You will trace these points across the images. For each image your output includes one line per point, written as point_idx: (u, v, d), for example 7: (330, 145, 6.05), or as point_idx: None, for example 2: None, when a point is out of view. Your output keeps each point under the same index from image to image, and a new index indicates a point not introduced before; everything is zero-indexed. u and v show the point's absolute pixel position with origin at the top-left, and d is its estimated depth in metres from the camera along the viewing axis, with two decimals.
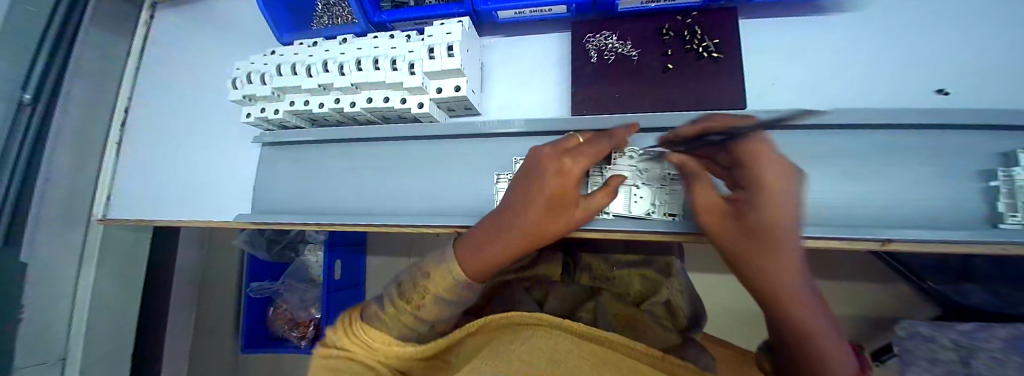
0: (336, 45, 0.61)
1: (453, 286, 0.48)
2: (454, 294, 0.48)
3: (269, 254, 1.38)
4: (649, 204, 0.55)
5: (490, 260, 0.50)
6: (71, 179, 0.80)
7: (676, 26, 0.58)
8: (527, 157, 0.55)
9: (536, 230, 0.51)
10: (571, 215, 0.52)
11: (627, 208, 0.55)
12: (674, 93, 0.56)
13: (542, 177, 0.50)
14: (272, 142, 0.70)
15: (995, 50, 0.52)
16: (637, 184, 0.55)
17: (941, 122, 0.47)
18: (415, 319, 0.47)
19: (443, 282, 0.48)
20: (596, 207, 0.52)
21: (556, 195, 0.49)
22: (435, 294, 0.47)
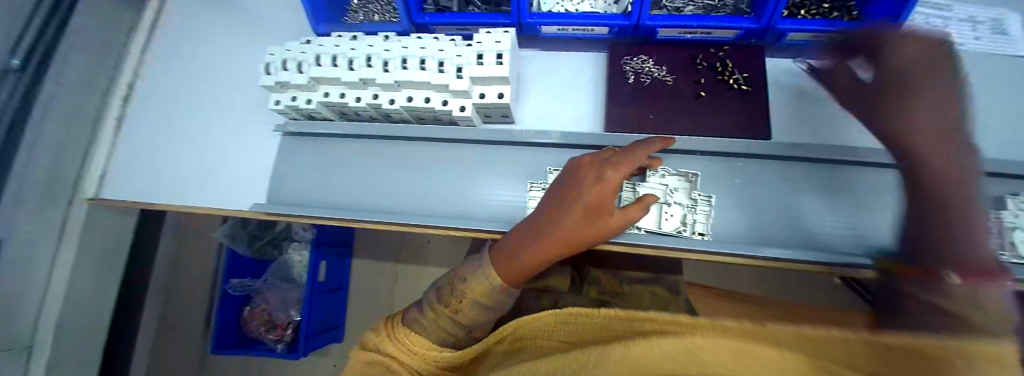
0: (380, 42, 0.61)
1: (487, 291, 0.50)
2: (491, 299, 0.50)
3: (251, 252, 1.30)
4: (680, 222, 0.57)
5: (530, 262, 0.50)
6: (56, 153, 0.74)
7: (708, 58, 0.63)
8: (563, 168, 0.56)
9: (571, 236, 0.50)
10: (607, 224, 0.51)
11: (657, 224, 0.57)
12: (706, 119, 0.60)
13: (580, 185, 0.51)
14: (296, 132, 0.69)
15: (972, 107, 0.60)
16: (668, 201, 0.58)
17: None
18: (452, 323, 0.49)
19: (481, 291, 0.49)
20: (629, 220, 0.51)
21: (593, 203, 0.49)
22: (473, 299, 0.49)
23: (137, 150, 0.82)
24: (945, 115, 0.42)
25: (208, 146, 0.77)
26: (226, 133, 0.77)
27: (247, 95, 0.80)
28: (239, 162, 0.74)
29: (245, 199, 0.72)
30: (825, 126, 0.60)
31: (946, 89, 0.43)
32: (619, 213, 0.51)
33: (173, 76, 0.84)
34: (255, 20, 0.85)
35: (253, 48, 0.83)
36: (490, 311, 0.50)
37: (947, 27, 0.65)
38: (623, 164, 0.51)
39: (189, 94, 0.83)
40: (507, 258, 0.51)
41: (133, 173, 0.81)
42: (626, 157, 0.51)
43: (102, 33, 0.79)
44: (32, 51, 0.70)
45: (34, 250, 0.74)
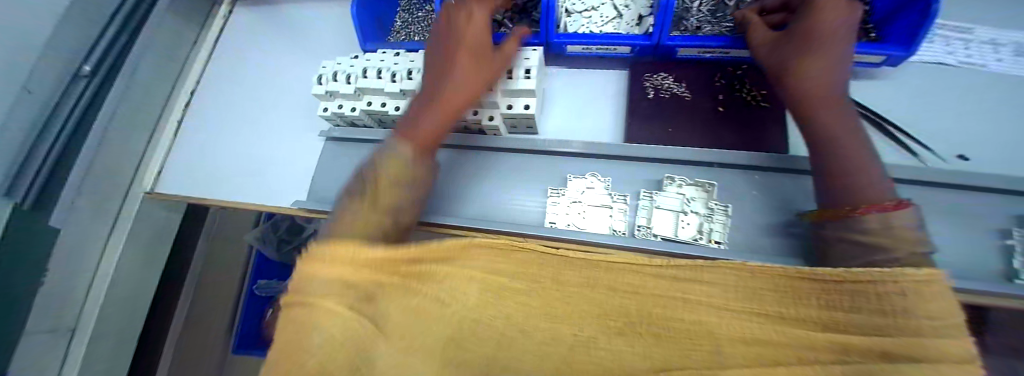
0: (420, 57, 0.68)
1: (403, 164, 0.47)
2: (406, 168, 0.47)
3: (278, 253, 1.34)
4: (696, 230, 0.58)
5: (435, 126, 0.53)
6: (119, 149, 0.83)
7: (727, 76, 0.66)
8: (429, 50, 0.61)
9: (458, 96, 0.55)
10: (491, 67, 0.57)
11: (673, 232, 0.59)
12: (723, 133, 0.62)
13: (451, 46, 0.57)
14: (338, 137, 0.75)
15: (998, 127, 0.60)
16: (685, 210, 0.59)
17: (957, 182, 0.54)
18: (378, 209, 0.42)
19: (396, 166, 0.47)
20: (509, 53, 0.59)
21: (468, 59, 0.55)
22: (389, 178, 0.45)
23: (192, 151, 0.91)
24: (831, 72, 0.48)
25: (256, 148, 0.85)
26: (273, 137, 0.85)
27: (293, 104, 0.88)
28: (282, 164, 0.81)
29: (285, 197, 0.78)
30: None
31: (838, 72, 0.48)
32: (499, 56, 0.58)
33: (231, 85, 0.95)
34: (306, 39, 0.95)
35: (303, 62, 0.93)
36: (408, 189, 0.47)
37: (968, 49, 0.67)
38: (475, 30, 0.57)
39: (243, 102, 0.92)
40: (412, 125, 0.52)
41: (185, 172, 0.89)
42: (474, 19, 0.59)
43: (167, 49, 0.92)
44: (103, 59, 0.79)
45: (93, 236, 0.82)
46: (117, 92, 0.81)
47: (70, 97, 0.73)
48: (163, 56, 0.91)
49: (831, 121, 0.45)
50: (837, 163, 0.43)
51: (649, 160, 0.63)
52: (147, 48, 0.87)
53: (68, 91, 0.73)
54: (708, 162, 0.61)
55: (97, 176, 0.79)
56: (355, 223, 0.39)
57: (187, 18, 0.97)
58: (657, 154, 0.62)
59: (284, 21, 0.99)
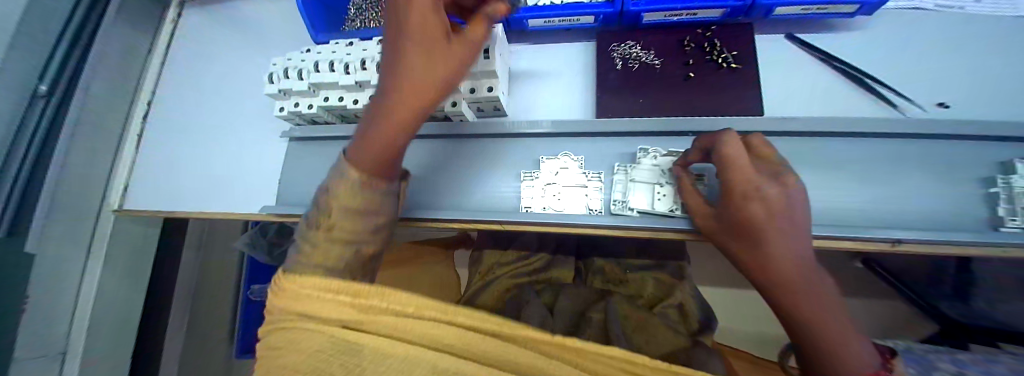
0: (373, 45, 0.64)
1: (353, 190, 0.39)
2: (359, 197, 0.39)
3: (269, 257, 1.32)
4: (673, 202, 0.56)
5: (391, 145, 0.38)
6: (84, 169, 0.79)
7: (696, 39, 0.63)
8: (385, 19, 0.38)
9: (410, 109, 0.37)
10: (450, 59, 0.35)
11: (649, 205, 0.56)
12: (695, 100, 0.60)
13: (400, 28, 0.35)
14: (301, 136, 0.72)
15: (981, 70, 0.58)
16: (661, 182, 0.57)
17: (942, 132, 0.52)
18: (334, 242, 0.39)
19: (346, 195, 0.39)
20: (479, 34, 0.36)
21: (423, 50, 0.34)
22: (343, 205, 0.39)
23: (156, 165, 0.87)
24: (774, 223, 0.34)
25: (220, 154, 0.82)
26: (238, 143, 0.82)
27: (255, 106, 0.84)
28: (249, 169, 0.78)
29: (255, 203, 0.76)
30: (818, 100, 0.60)
31: (780, 212, 0.34)
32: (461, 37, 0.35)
33: (190, 91, 0.90)
34: (261, 36, 0.90)
35: (261, 61, 0.88)
36: (370, 217, 0.40)
37: None
38: (399, 62, 0.35)
39: (204, 108, 0.88)
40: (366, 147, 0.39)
41: (152, 187, 0.86)
42: (405, 37, 0.34)
43: (121, 55, 0.85)
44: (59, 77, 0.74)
45: (68, 261, 0.79)
46: (77, 109, 0.77)
47: (33, 117, 0.70)
48: (121, 66, 0.85)
49: (791, 292, 0.32)
50: (805, 337, 0.32)
51: (621, 134, 0.60)
52: (99, 59, 0.80)
53: (27, 117, 0.69)
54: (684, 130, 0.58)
55: (64, 199, 0.76)
56: (319, 258, 0.38)
57: (139, 21, 0.89)
58: (627, 128, 0.59)
59: (237, 19, 0.93)
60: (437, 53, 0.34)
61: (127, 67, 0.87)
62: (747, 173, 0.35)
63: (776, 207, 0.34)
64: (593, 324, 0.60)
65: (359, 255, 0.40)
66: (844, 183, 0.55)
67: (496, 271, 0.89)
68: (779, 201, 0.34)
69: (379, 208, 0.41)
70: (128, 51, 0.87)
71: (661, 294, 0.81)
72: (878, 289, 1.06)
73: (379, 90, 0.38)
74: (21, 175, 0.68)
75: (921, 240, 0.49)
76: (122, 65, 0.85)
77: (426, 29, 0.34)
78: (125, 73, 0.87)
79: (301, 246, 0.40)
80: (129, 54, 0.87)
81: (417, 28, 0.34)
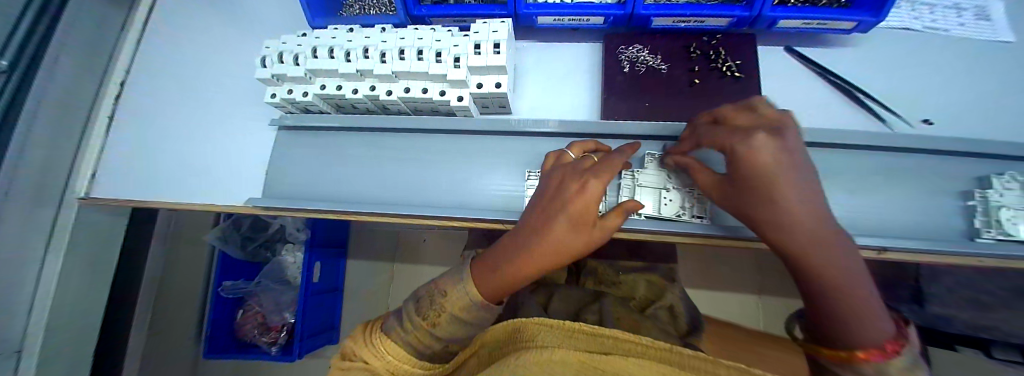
0: (376, 33, 0.61)
1: (466, 306, 0.38)
2: (469, 314, 0.38)
3: (242, 252, 1.25)
4: (679, 207, 0.57)
5: (511, 279, 0.39)
6: (46, 152, 0.72)
7: (701, 47, 0.65)
8: (546, 177, 0.49)
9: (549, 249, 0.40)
10: (587, 234, 0.42)
11: (656, 209, 0.57)
12: (699, 106, 0.60)
13: (565, 195, 0.42)
14: (292, 125, 0.68)
15: (959, 90, 0.62)
16: (667, 187, 0.58)
17: (931, 146, 0.54)
18: (430, 336, 0.38)
19: (458, 306, 0.38)
20: (607, 233, 0.43)
21: (576, 211, 0.41)
22: (452, 314, 0.37)
23: (125, 149, 0.80)
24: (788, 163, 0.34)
25: (199, 142, 0.77)
26: (223, 129, 0.77)
27: (242, 91, 0.79)
28: (233, 159, 0.74)
29: (240, 195, 0.71)
30: (815, 111, 0.62)
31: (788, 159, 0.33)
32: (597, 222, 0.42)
33: (170, 72, 0.83)
34: (251, 18, 0.85)
35: (251, 43, 0.83)
36: (470, 327, 0.39)
37: (933, 15, 0.68)
38: (546, 218, 0.42)
39: (186, 91, 0.82)
40: (487, 269, 0.40)
41: (122, 172, 0.80)
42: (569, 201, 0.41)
43: (92, 26, 0.78)
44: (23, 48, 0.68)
45: (26, 254, 0.72)
46: (41, 85, 0.70)
47: None
48: (93, 40, 0.79)
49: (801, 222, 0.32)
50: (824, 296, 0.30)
51: (629, 137, 0.60)
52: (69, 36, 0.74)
53: None
54: None
55: (23, 184, 0.69)
56: (410, 340, 0.38)
57: None
58: (634, 132, 0.59)
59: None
60: (575, 228, 0.41)
61: (99, 41, 0.80)
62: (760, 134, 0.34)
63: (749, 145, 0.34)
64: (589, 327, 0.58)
65: (446, 347, 0.40)
66: (838, 191, 0.57)
67: None
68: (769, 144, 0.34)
69: (481, 322, 0.40)
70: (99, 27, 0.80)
71: (652, 295, 0.80)
72: None
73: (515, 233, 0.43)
74: None
75: (908, 248, 0.51)
76: (89, 40, 0.78)
77: (582, 204, 0.41)
78: (95, 48, 0.80)
79: (402, 326, 0.39)
80: (102, 26, 0.81)
81: (578, 202, 0.41)
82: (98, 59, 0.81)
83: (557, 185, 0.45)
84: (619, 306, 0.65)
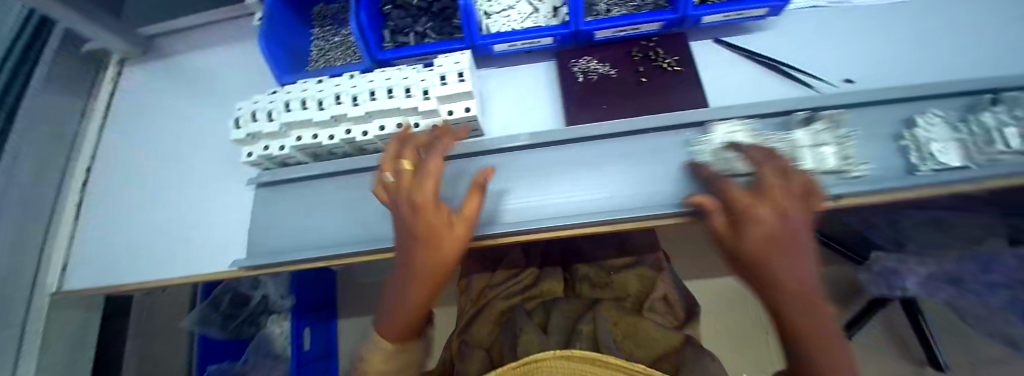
0: (346, 80, 0.65)
1: (384, 356, 0.51)
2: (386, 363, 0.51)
3: (224, 332, 1.16)
4: (833, 157, 0.58)
5: (414, 305, 0.49)
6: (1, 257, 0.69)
7: (643, 50, 0.72)
8: (383, 187, 0.49)
9: (431, 263, 0.46)
10: (446, 237, 0.45)
11: (822, 163, 0.57)
12: (651, 99, 0.67)
13: (402, 215, 0.45)
14: (271, 181, 0.69)
15: (865, 52, 0.72)
16: (821, 141, 0.59)
17: (855, 101, 0.61)
18: None
19: (380, 361, 0.51)
20: (467, 219, 0.47)
21: (424, 231, 0.44)
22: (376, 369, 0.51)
23: (93, 236, 0.78)
24: (772, 239, 0.41)
25: (172, 216, 0.75)
26: (199, 198, 0.76)
27: (215, 157, 0.79)
28: (209, 225, 0.72)
29: (218, 261, 0.69)
30: (751, 89, 0.69)
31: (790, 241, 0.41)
32: (454, 218, 0.46)
33: (135, 153, 0.84)
34: (217, 87, 0.87)
35: (218, 110, 0.85)
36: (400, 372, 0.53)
37: None
38: (406, 239, 0.46)
39: (158, 167, 0.81)
40: (389, 316, 0.51)
41: (90, 262, 0.77)
42: (415, 247, 0.45)
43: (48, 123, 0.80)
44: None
45: None
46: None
47: None
48: (46, 136, 0.80)
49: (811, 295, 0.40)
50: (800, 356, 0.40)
51: (596, 137, 0.64)
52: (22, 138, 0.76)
53: None
54: (660, 126, 0.63)
55: None
56: None
57: (74, 87, 0.88)
58: (599, 131, 0.63)
59: (187, 74, 0.91)
60: (427, 240, 0.45)
61: (59, 133, 0.82)
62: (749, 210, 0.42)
63: (763, 213, 0.41)
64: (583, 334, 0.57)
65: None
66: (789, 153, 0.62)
67: (488, 293, 0.87)
68: (760, 230, 0.41)
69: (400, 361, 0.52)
70: (54, 123, 0.82)
71: (645, 289, 0.80)
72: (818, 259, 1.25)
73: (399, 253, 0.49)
74: None
75: (860, 192, 0.56)
76: (44, 136, 0.79)
77: (424, 223, 0.44)
78: (51, 142, 0.81)
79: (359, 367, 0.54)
80: (61, 120, 0.83)
81: (420, 221, 0.44)
82: (58, 153, 0.82)
83: (403, 227, 0.46)
84: (614, 310, 0.67)
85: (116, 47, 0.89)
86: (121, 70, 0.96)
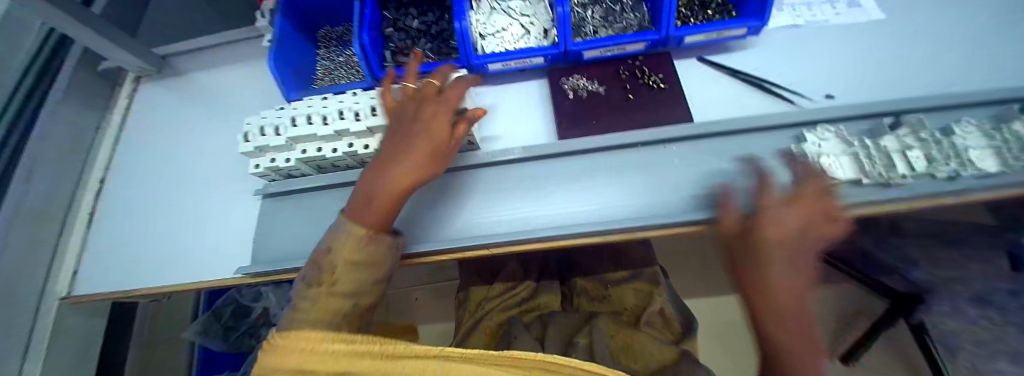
0: (348, 97, 0.69)
1: (357, 249, 0.46)
2: (358, 256, 0.46)
3: (225, 345, 1.19)
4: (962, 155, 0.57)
5: (399, 189, 0.48)
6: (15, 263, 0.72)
7: (629, 68, 0.76)
8: (403, 94, 0.56)
9: (428, 157, 0.49)
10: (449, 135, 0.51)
11: (946, 162, 0.57)
12: (638, 115, 0.70)
13: (419, 110, 0.51)
14: (276, 192, 0.73)
15: (843, 68, 0.75)
16: (944, 139, 0.59)
17: (831, 116, 0.65)
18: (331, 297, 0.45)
19: (351, 248, 0.46)
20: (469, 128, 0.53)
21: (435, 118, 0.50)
22: (343, 268, 0.45)
23: (104, 244, 0.82)
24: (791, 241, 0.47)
25: (181, 225, 0.79)
26: (208, 208, 0.79)
27: (224, 169, 0.84)
28: (215, 234, 0.76)
29: (224, 269, 0.72)
30: (734, 105, 0.73)
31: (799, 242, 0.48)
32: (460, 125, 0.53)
33: (149, 165, 0.89)
34: (227, 103, 0.92)
35: (227, 124, 0.89)
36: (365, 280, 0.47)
37: (811, 11, 0.84)
38: (413, 124, 0.50)
39: (170, 178, 0.85)
40: (368, 202, 0.48)
41: (100, 269, 0.79)
42: (410, 138, 0.49)
43: (66, 137, 0.85)
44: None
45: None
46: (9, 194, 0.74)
47: None
48: (63, 147, 0.84)
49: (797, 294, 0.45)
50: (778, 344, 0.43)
51: (585, 150, 0.67)
52: (38, 148, 0.80)
53: None
54: (645, 140, 0.66)
55: None
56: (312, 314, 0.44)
57: (91, 101, 0.93)
58: (587, 144, 0.67)
59: (199, 90, 0.96)
60: (434, 129, 0.49)
61: (74, 146, 0.87)
62: (774, 212, 0.49)
63: (785, 214, 0.48)
64: (580, 347, 0.59)
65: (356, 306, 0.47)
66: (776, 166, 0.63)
67: (485, 306, 0.88)
68: (800, 224, 0.48)
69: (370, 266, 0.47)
70: (71, 136, 0.87)
71: (642, 303, 0.82)
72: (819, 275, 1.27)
73: (394, 140, 0.51)
74: None
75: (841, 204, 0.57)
76: (62, 149, 0.84)
77: (439, 115, 0.50)
78: (68, 154, 0.85)
79: (295, 303, 0.46)
80: (78, 134, 0.88)
81: (435, 113, 0.50)
82: (73, 164, 0.86)
83: (395, 135, 0.51)
84: (611, 325, 0.68)
85: (132, 64, 0.95)
86: (137, 86, 1.01)
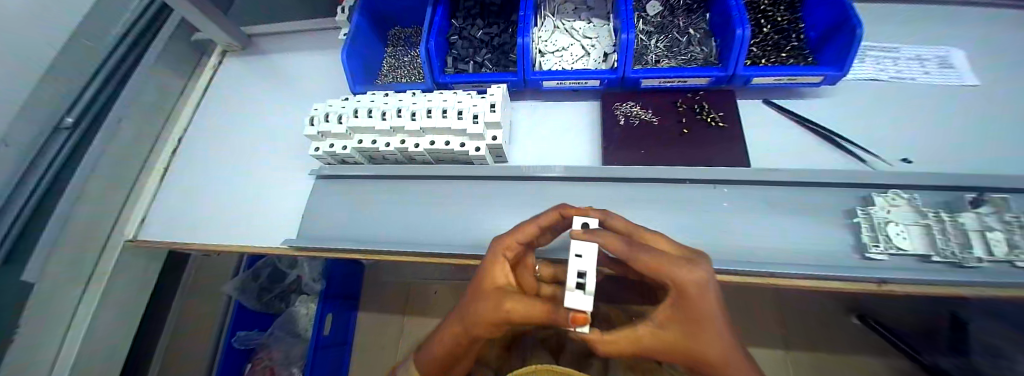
0: (408, 97, 0.73)
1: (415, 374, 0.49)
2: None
3: (259, 304, 1.27)
4: None
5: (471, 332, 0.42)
6: (98, 202, 0.82)
7: (687, 102, 0.74)
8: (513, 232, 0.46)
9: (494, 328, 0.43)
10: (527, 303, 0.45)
11: None
12: (690, 151, 0.68)
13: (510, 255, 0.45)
14: (330, 174, 0.78)
15: (930, 131, 0.68)
16: None
17: (912, 183, 0.59)
18: None
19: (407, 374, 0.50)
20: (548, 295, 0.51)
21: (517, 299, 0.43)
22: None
23: (175, 194, 0.92)
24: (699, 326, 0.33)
25: (242, 190, 0.87)
26: (267, 178, 0.87)
27: (287, 146, 0.91)
28: (271, 203, 0.82)
29: (272, 237, 0.78)
30: (797, 155, 0.68)
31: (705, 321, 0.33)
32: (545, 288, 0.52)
33: (224, 132, 0.98)
34: (298, 85, 1.01)
35: (295, 106, 0.97)
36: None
37: (897, 66, 0.78)
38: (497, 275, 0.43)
39: (239, 146, 0.94)
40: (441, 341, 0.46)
41: (167, 219, 0.89)
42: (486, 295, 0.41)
43: (153, 96, 0.96)
44: (89, 109, 0.86)
45: (68, 293, 0.79)
46: (101, 141, 0.84)
47: (53, 147, 0.80)
48: (150, 106, 0.96)
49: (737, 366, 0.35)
50: None
51: (630, 179, 0.66)
52: (131, 105, 0.91)
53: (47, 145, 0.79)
54: (694, 178, 0.64)
55: (70, 232, 0.78)
56: None
57: (179, 68, 1.05)
58: (633, 174, 0.65)
59: (275, 70, 1.06)
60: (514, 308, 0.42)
61: (158, 104, 0.99)
62: (689, 296, 0.32)
63: (696, 295, 0.32)
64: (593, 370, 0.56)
65: None
66: (839, 227, 0.58)
67: None
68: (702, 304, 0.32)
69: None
70: (157, 97, 0.98)
71: None
72: (875, 344, 0.99)
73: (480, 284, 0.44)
74: (38, 191, 0.77)
75: (907, 280, 0.52)
76: (151, 106, 0.96)
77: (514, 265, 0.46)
78: (154, 111, 0.97)
79: None
80: (162, 94, 0.99)
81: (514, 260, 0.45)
82: (156, 120, 0.98)
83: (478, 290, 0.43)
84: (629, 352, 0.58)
85: (222, 40, 1.06)
86: (222, 59, 1.13)
